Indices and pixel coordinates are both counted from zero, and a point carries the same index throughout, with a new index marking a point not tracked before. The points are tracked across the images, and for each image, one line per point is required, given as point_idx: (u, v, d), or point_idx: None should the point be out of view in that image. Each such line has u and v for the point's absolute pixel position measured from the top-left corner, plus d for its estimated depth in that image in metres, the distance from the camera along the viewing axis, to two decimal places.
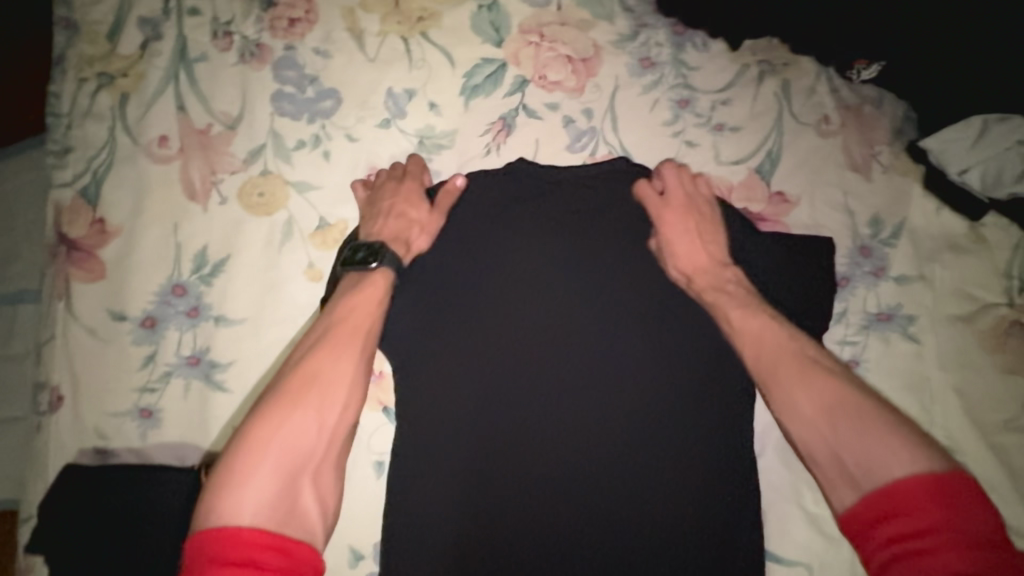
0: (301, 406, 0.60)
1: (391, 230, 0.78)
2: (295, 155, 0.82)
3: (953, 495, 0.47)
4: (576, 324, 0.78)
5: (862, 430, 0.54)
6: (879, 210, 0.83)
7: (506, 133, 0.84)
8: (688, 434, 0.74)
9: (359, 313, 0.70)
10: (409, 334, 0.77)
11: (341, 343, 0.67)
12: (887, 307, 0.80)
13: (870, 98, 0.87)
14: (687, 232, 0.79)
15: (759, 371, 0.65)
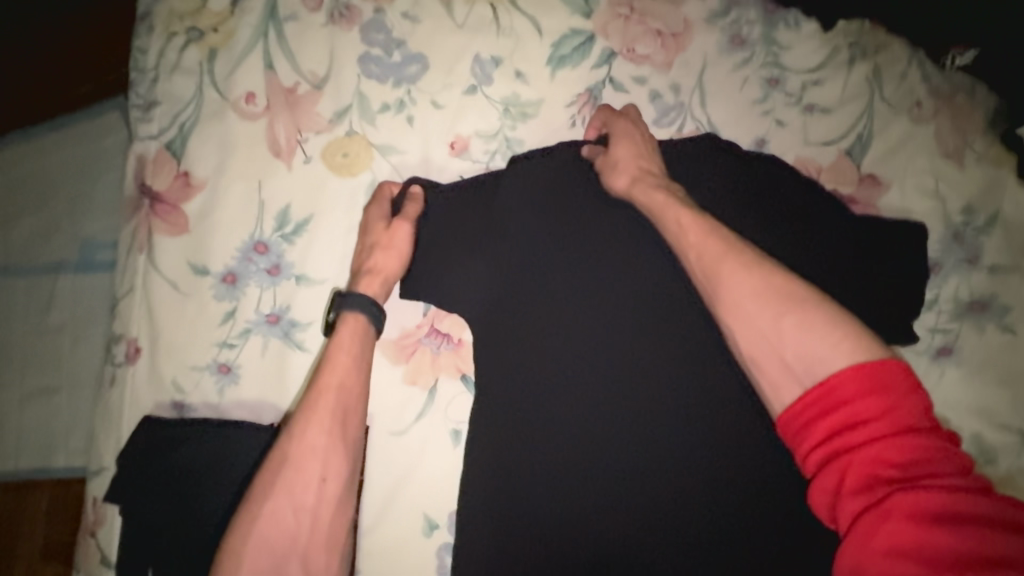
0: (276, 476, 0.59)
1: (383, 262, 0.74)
2: (380, 118, 0.81)
3: (886, 384, 0.48)
4: (682, 289, 0.70)
5: (802, 320, 0.54)
6: (972, 198, 0.81)
7: (592, 106, 0.83)
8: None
9: (340, 350, 0.67)
10: (488, 301, 0.75)
11: (321, 410, 0.63)
12: (980, 296, 0.78)
13: (963, 86, 0.85)
14: (634, 144, 0.75)
15: (702, 271, 0.62)
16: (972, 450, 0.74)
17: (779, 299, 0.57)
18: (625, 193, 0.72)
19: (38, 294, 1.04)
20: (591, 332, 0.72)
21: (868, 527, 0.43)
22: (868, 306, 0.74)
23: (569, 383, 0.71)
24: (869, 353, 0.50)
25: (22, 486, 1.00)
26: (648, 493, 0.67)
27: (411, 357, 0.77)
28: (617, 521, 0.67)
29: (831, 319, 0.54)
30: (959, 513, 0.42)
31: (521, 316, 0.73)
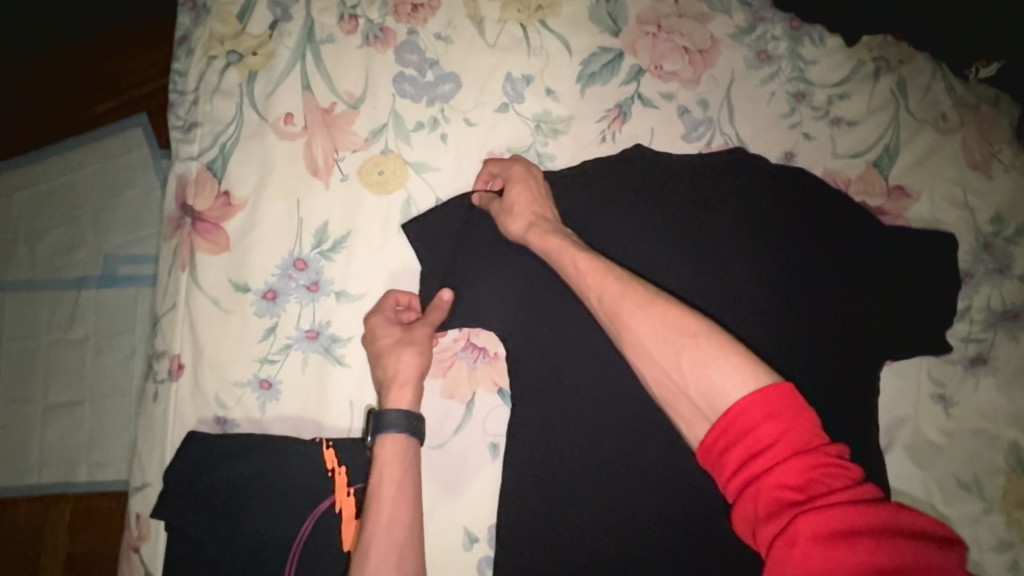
0: None
1: (401, 367, 0.73)
2: (414, 136, 0.83)
3: (783, 407, 0.45)
4: None
5: (697, 357, 0.50)
6: (1000, 207, 0.82)
7: (622, 121, 0.85)
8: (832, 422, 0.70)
9: (385, 482, 0.67)
10: (514, 312, 0.74)
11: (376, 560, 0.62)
12: (1012, 305, 0.78)
13: (987, 98, 0.86)
14: (527, 190, 0.75)
15: (606, 314, 0.60)
16: (1009, 459, 0.75)
17: (676, 333, 0.53)
18: (522, 236, 0.72)
19: (68, 309, 1.05)
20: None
21: (779, 558, 0.40)
22: (901, 316, 0.75)
23: (606, 395, 0.71)
24: (768, 376, 0.47)
25: (48, 504, 1.01)
26: (689, 502, 0.68)
27: (448, 371, 0.78)
28: (656, 530, 0.68)
29: (727, 351, 0.50)
30: (860, 529, 0.39)
31: (555, 329, 0.73)
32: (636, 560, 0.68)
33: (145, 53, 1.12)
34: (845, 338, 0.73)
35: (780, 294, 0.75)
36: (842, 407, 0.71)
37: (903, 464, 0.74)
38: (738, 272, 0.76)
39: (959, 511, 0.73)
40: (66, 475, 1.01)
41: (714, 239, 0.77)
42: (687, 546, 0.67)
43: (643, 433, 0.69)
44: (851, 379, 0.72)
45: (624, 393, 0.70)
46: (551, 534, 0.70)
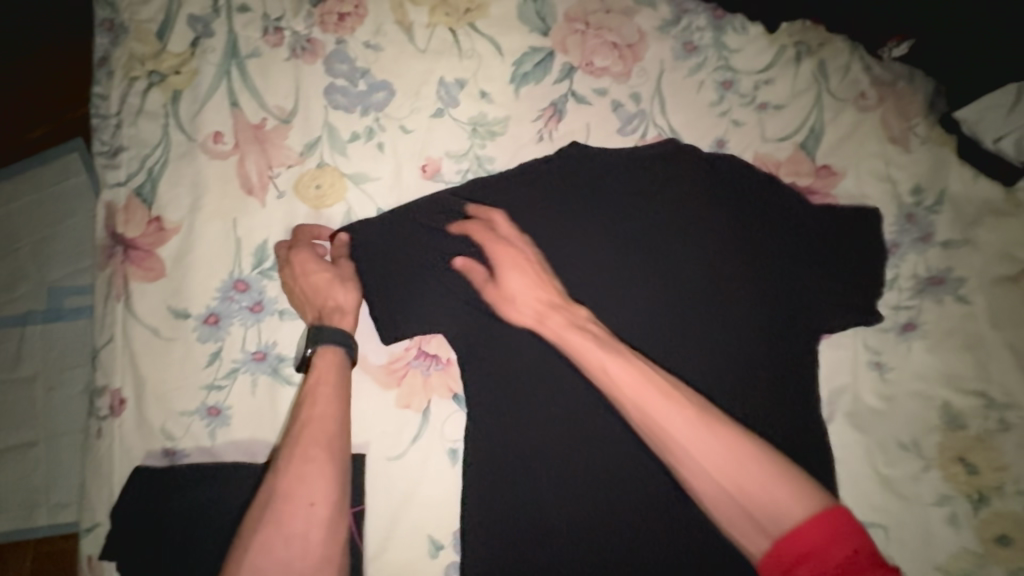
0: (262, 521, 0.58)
1: (335, 297, 0.74)
2: (351, 147, 0.82)
3: (842, 531, 0.51)
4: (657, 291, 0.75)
5: (753, 471, 0.55)
6: (921, 179, 0.86)
7: (557, 119, 0.86)
8: (770, 398, 0.75)
9: (320, 387, 0.67)
10: (461, 317, 0.76)
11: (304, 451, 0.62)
12: (937, 271, 0.82)
13: (903, 75, 0.90)
14: (527, 266, 0.74)
15: (648, 426, 0.61)
16: (944, 418, 0.78)
17: (731, 449, 0.57)
18: (534, 326, 0.71)
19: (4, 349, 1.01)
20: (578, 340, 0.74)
21: None
22: (833, 291, 0.78)
23: (558, 394, 0.73)
24: (818, 500, 0.53)
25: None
26: (645, 490, 0.69)
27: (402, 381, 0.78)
28: (612, 520, 0.69)
29: (778, 469, 0.55)
30: None
31: (500, 329, 0.75)
32: (595, 551, 0.69)
33: (66, 76, 1.07)
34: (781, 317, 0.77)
35: (719, 281, 0.78)
36: (780, 382, 0.76)
37: (846, 430, 0.78)
38: (679, 264, 0.79)
39: (898, 471, 0.77)
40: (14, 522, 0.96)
41: (658, 233, 0.80)
42: (643, 533, 0.69)
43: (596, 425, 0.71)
44: (787, 355, 0.77)
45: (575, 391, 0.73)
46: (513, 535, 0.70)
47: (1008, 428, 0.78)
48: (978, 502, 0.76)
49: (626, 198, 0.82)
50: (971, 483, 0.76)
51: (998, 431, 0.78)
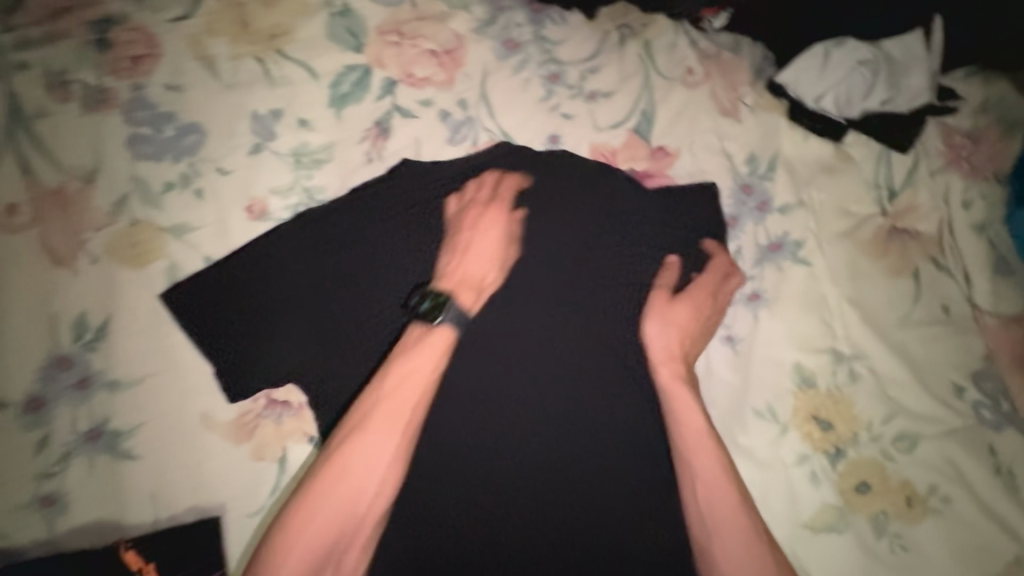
0: (316, 506, 0.63)
1: (513, 264, 0.76)
2: (166, 198, 0.78)
3: None
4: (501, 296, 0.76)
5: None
6: (754, 147, 0.87)
7: (384, 137, 0.83)
8: (626, 389, 0.76)
9: (409, 382, 0.67)
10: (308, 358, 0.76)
11: (369, 436, 0.65)
12: (776, 237, 0.84)
13: (728, 45, 0.91)
14: (676, 320, 0.78)
15: (710, 516, 0.69)
16: (796, 380, 0.80)
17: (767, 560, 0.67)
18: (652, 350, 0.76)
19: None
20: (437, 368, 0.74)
21: None
22: (672, 275, 0.81)
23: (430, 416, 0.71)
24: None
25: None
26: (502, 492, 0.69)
27: (254, 434, 0.75)
28: (487, 540, 0.67)
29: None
30: None
31: (343, 360, 0.76)
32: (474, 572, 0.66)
33: None
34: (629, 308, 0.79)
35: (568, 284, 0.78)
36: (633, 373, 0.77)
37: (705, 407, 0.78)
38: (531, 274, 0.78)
39: (758, 440, 0.78)
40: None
41: (510, 247, 0.78)
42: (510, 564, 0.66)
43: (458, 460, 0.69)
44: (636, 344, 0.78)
45: (440, 412, 0.71)
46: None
47: (855, 378, 0.81)
48: (835, 455, 0.79)
49: (485, 207, 0.79)
50: (827, 439, 0.79)
51: (848, 382, 0.81)
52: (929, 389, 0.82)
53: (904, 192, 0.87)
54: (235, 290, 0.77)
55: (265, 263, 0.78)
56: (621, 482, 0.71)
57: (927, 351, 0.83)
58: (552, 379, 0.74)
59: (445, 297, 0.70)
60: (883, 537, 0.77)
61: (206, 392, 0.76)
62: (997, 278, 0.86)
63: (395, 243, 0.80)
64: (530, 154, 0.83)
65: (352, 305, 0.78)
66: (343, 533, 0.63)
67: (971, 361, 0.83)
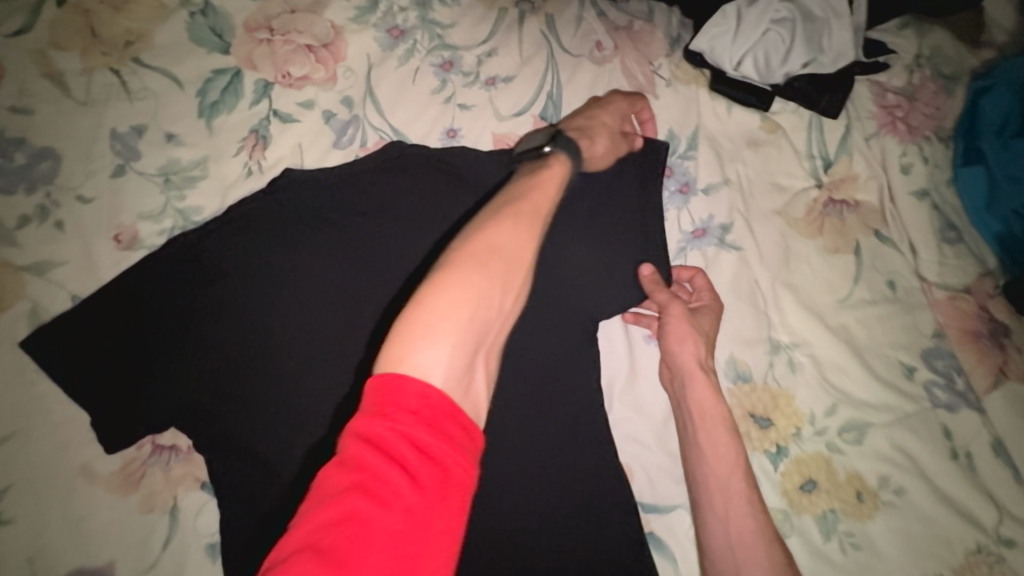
0: (488, 273, 0.47)
1: (577, 124, 0.70)
2: (21, 234, 0.71)
3: None
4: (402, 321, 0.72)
5: None
6: (672, 123, 0.79)
7: (262, 146, 0.76)
8: (550, 404, 0.68)
9: (543, 193, 0.57)
10: (194, 386, 0.67)
11: (507, 219, 0.52)
12: (700, 221, 0.77)
13: (640, 13, 0.84)
14: (702, 327, 0.71)
15: (735, 544, 0.61)
16: (731, 377, 0.74)
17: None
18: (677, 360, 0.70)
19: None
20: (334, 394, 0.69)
21: None
22: (600, 267, 0.71)
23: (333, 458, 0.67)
24: None
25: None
26: None
27: (139, 484, 0.69)
28: None
29: None
30: None
31: (238, 397, 0.68)
32: None
33: None
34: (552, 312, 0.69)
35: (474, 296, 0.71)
36: (555, 387, 0.68)
37: (629, 414, 0.73)
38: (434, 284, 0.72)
39: None
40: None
41: (412, 258, 0.73)
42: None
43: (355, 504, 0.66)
44: (559, 353, 0.69)
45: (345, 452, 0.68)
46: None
47: (796, 368, 0.75)
48: (776, 454, 0.73)
49: (383, 221, 0.73)
50: (767, 437, 0.73)
51: (788, 373, 0.74)
52: (874, 374, 0.76)
53: (839, 161, 0.79)
54: (122, 309, 0.68)
55: (143, 292, 0.69)
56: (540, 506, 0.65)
57: (870, 333, 0.77)
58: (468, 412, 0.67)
59: (559, 131, 0.66)
60: (833, 538, 0.72)
61: (85, 443, 0.69)
62: (943, 247, 0.79)
63: (289, 258, 0.71)
64: (428, 150, 0.76)
65: (246, 321, 0.69)
66: (478, 334, 0.45)
67: (920, 339, 0.77)
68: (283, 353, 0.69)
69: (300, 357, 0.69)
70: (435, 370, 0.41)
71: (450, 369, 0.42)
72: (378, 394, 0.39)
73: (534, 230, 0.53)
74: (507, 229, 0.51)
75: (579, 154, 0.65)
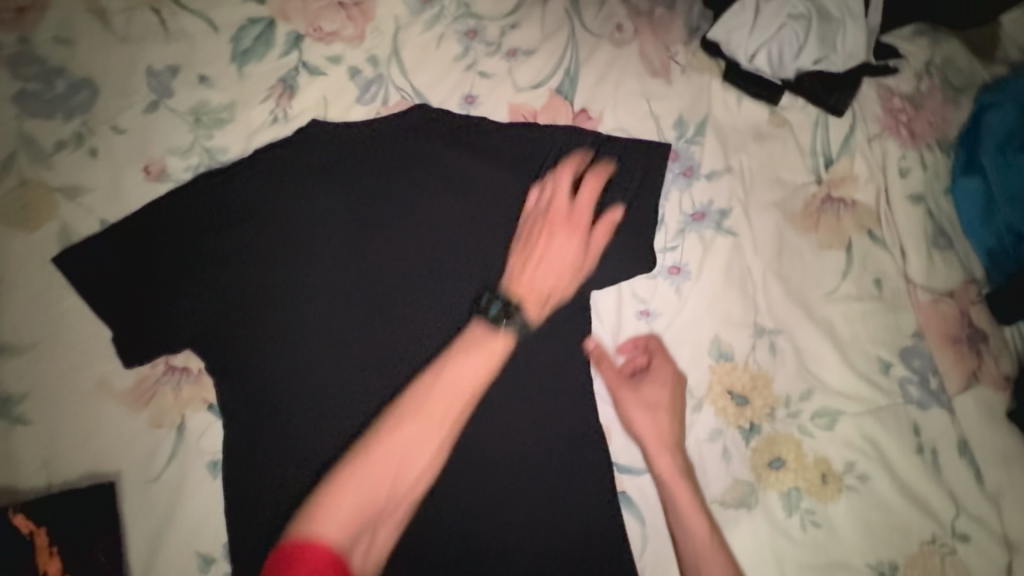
0: (378, 462, 0.63)
1: (543, 280, 0.74)
2: (57, 157, 0.75)
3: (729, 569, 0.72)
4: (407, 275, 0.76)
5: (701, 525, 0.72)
6: (683, 109, 0.82)
7: (289, 96, 0.79)
8: (542, 361, 0.75)
9: (461, 381, 0.68)
10: (217, 316, 0.73)
11: (416, 419, 0.66)
12: (700, 205, 0.80)
13: (662, 0, 0.87)
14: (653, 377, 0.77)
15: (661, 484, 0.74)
16: (713, 354, 0.77)
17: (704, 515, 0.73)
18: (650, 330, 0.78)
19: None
20: (345, 335, 0.74)
21: None
22: (600, 239, 0.76)
23: (331, 399, 0.73)
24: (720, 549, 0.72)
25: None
26: None
27: (152, 400, 0.74)
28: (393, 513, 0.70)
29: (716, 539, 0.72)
30: None
31: (249, 335, 0.73)
32: None
33: None
34: (552, 278, 0.74)
35: (480, 258, 0.77)
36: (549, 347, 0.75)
37: (614, 380, 0.77)
38: (445, 243, 0.77)
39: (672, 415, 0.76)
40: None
41: (418, 219, 0.77)
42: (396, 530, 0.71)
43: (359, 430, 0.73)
44: (555, 320, 0.75)
45: (343, 395, 0.73)
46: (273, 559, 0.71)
47: (776, 353, 0.78)
48: (748, 431, 0.77)
49: (398, 181, 0.77)
50: (741, 414, 0.77)
51: (769, 357, 0.78)
52: (852, 366, 0.79)
53: (841, 160, 0.82)
54: (157, 241, 0.74)
55: (170, 228, 0.74)
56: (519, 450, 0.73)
57: (852, 327, 0.80)
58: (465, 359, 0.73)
59: (515, 306, 0.71)
60: (794, 515, 0.76)
61: (101, 358, 0.73)
62: (932, 253, 0.82)
63: (308, 211, 0.76)
64: (446, 114, 0.79)
65: (270, 263, 0.74)
66: (367, 506, 0.62)
67: (900, 338, 0.80)
68: (301, 295, 0.74)
69: (309, 303, 0.74)
70: (328, 536, 0.58)
71: (342, 535, 0.59)
72: (292, 552, 0.56)
73: (448, 433, 0.67)
74: (407, 432, 0.66)
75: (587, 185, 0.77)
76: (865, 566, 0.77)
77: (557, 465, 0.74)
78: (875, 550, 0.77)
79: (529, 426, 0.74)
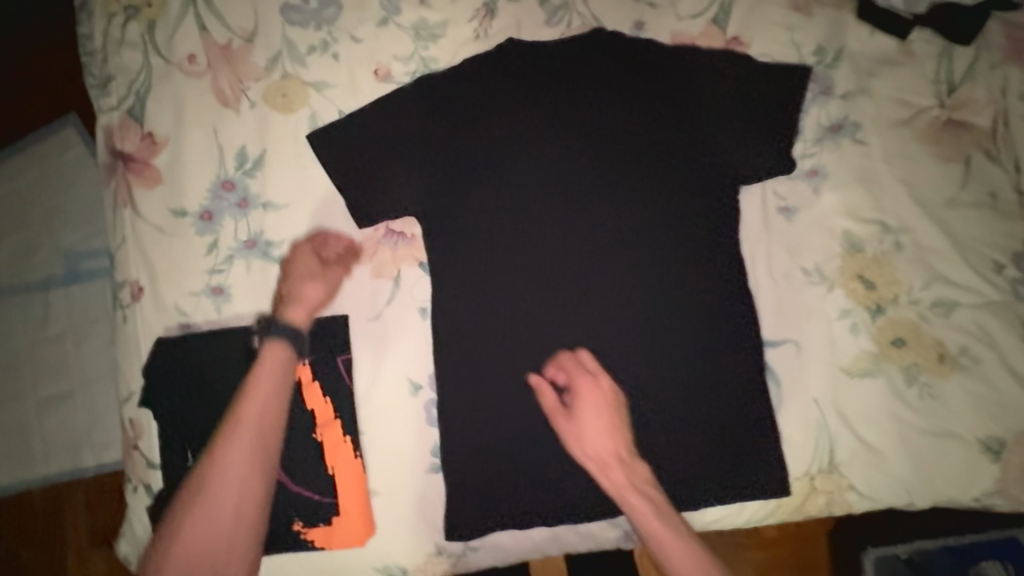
0: None
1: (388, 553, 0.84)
2: (309, 59, 0.92)
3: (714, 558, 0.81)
4: (584, 163, 0.91)
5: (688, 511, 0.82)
6: (822, 39, 0.95)
7: (490, 18, 0.96)
8: (694, 240, 0.89)
9: None
10: (429, 190, 0.89)
11: None
12: (836, 119, 0.93)
13: None
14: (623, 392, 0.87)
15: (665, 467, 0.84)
16: (844, 245, 0.90)
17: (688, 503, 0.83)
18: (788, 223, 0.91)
19: (20, 303, 1.12)
20: (529, 209, 0.90)
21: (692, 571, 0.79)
22: (748, 142, 0.90)
23: (521, 260, 0.88)
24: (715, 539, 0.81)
25: (27, 501, 1.10)
26: (584, 316, 0.88)
27: (375, 256, 0.90)
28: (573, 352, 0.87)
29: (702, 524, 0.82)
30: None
31: (456, 204, 0.89)
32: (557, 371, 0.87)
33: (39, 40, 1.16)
34: (707, 173, 0.90)
35: (647, 152, 0.91)
36: (701, 228, 0.89)
37: (756, 264, 0.91)
38: (618, 140, 0.91)
39: (803, 295, 0.90)
40: (53, 438, 1.10)
41: (596, 119, 0.91)
42: None
43: (544, 285, 0.88)
44: (709, 206, 0.90)
45: (533, 258, 0.89)
46: (472, 385, 0.86)
47: (900, 248, 0.90)
48: (875, 312, 0.89)
49: (581, 87, 0.92)
50: (869, 296, 0.89)
51: (893, 251, 0.90)
52: (969, 263, 0.90)
53: (963, 87, 0.94)
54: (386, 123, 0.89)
55: (393, 115, 0.89)
56: (671, 314, 0.87)
57: (969, 229, 0.91)
58: (632, 232, 0.89)
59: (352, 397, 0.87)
60: (913, 386, 0.88)
61: (338, 219, 0.90)
62: None
63: (505, 109, 0.91)
64: (620, 34, 0.94)
65: (476, 148, 0.90)
66: None
67: (1014, 242, 0.91)
68: (495, 176, 0.89)
69: (504, 184, 0.90)
70: None
71: None
72: None
73: None
74: None
75: (741, 98, 0.91)
76: (974, 438, 0.88)
77: (705, 327, 0.87)
78: (985, 426, 0.87)
79: (678, 296, 0.88)
